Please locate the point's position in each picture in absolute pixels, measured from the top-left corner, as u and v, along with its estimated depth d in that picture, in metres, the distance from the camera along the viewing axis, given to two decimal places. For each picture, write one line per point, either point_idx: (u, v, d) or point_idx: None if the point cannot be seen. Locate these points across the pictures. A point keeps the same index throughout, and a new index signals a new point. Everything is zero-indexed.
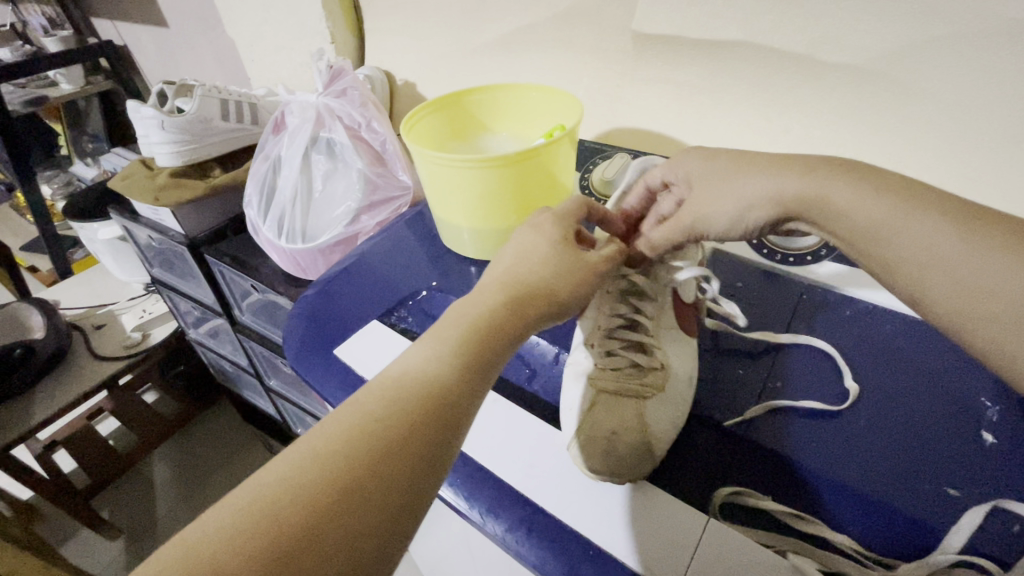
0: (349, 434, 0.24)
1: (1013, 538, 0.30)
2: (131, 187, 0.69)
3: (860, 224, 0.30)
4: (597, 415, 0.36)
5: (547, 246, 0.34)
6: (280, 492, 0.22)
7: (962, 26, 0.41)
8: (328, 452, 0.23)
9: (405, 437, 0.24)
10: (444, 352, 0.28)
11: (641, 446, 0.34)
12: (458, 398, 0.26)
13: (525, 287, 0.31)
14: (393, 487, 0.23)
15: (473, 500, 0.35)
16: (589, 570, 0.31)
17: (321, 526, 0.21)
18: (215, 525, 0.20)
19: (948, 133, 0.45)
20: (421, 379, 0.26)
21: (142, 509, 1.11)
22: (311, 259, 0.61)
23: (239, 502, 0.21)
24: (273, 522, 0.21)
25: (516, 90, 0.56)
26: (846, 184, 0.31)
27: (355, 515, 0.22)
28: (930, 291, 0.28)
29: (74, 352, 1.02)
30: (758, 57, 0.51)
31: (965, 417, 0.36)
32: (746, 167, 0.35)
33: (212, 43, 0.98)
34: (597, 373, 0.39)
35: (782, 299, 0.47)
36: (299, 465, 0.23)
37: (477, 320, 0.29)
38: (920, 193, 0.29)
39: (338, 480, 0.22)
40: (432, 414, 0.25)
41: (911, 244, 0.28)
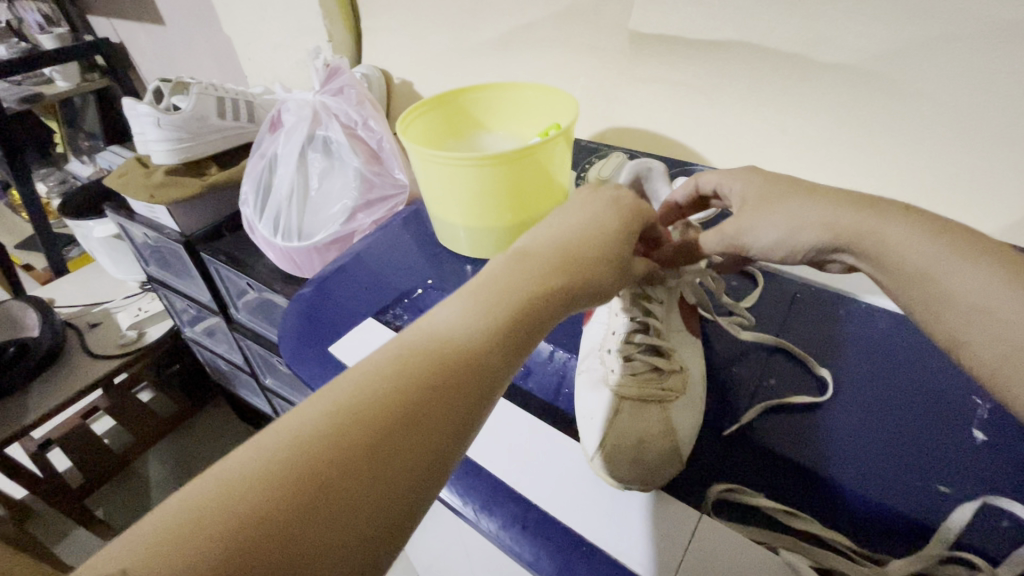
0: (377, 391, 0.22)
1: (1002, 536, 0.30)
2: (126, 184, 0.69)
3: (907, 261, 0.29)
4: (623, 423, 0.36)
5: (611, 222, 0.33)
6: (308, 438, 0.20)
7: (955, 27, 0.42)
8: (356, 407, 0.21)
9: (435, 399, 0.23)
10: (482, 315, 0.26)
11: (670, 451, 0.34)
12: (491, 364, 0.25)
13: (576, 260, 0.30)
14: (420, 450, 0.21)
15: (468, 497, 0.36)
16: (583, 568, 0.31)
17: (349, 486, 0.19)
18: (254, 467, 0.19)
19: (942, 133, 0.46)
20: (456, 341, 0.25)
21: (136, 508, 1.11)
22: (307, 257, 0.61)
23: (264, 454, 0.19)
24: (301, 474, 0.19)
25: (512, 87, 0.56)
26: (902, 223, 0.30)
27: (381, 478, 0.20)
28: (974, 344, 0.27)
29: (68, 350, 1.02)
30: (753, 57, 0.51)
31: (956, 416, 0.36)
32: (799, 195, 0.33)
33: (208, 41, 0.98)
34: (617, 380, 0.39)
35: (777, 298, 0.47)
36: (327, 417, 0.21)
37: (516, 286, 0.28)
38: (981, 245, 0.28)
39: (367, 438, 0.21)
40: (462, 377, 0.24)
41: (958, 289, 0.27)
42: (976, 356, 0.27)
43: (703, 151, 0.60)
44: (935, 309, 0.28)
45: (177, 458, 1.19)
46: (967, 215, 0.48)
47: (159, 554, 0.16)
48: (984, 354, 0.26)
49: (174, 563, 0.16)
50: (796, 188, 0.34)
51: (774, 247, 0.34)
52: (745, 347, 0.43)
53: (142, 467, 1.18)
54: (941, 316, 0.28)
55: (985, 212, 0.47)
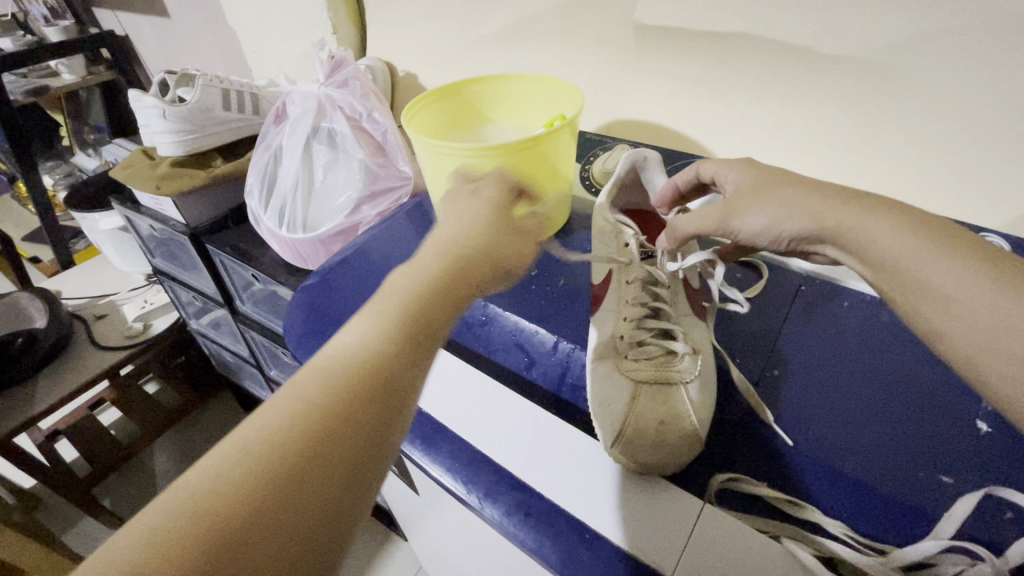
0: (280, 426, 0.20)
1: (1006, 526, 0.30)
2: (132, 175, 0.69)
3: (886, 254, 0.29)
4: (641, 407, 0.36)
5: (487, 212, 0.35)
6: (199, 495, 0.18)
7: (962, 19, 0.41)
8: (254, 445, 0.19)
9: (346, 411, 0.21)
10: (386, 323, 0.24)
11: (687, 431, 0.34)
12: (404, 366, 0.24)
13: (466, 264, 0.29)
14: (335, 478, 0.20)
15: (472, 486, 0.37)
16: (585, 555, 0.33)
17: (253, 541, 0.18)
18: (138, 544, 0.17)
19: (949, 126, 0.45)
20: (366, 347, 0.23)
21: (143, 497, 1.12)
22: (312, 248, 0.61)
23: (150, 525, 0.17)
24: (196, 537, 0.17)
25: (517, 79, 0.56)
26: (883, 215, 0.30)
27: (300, 508, 0.19)
28: (951, 335, 0.26)
29: (75, 342, 1.03)
30: (759, 49, 0.51)
31: (960, 407, 0.36)
32: (789, 187, 0.34)
33: (213, 33, 0.98)
34: (632, 365, 0.39)
35: (781, 289, 0.47)
36: (220, 471, 0.19)
37: (409, 294, 0.26)
38: (960, 237, 0.28)
39: (273, 470, 0.19)
40: (376, 386, 0.22)
41: (935, 279, 0.27)
42: (948, 345, 0.27)
43: (708, 144, 0.60)
44: (910, 298, 0.28)
45: (182, 450, 1.20)
46: (973, 209, 0.48)
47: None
48: (955, 343, 0.26)
49: None
50: (787, 181, 0.34)
51: (761, 236, 0.35)
52: (755, 337, 0.43)
53: (148, 458, 1.19)
54: (916, 305, 0.28)
55: (991, 206, 0.47)
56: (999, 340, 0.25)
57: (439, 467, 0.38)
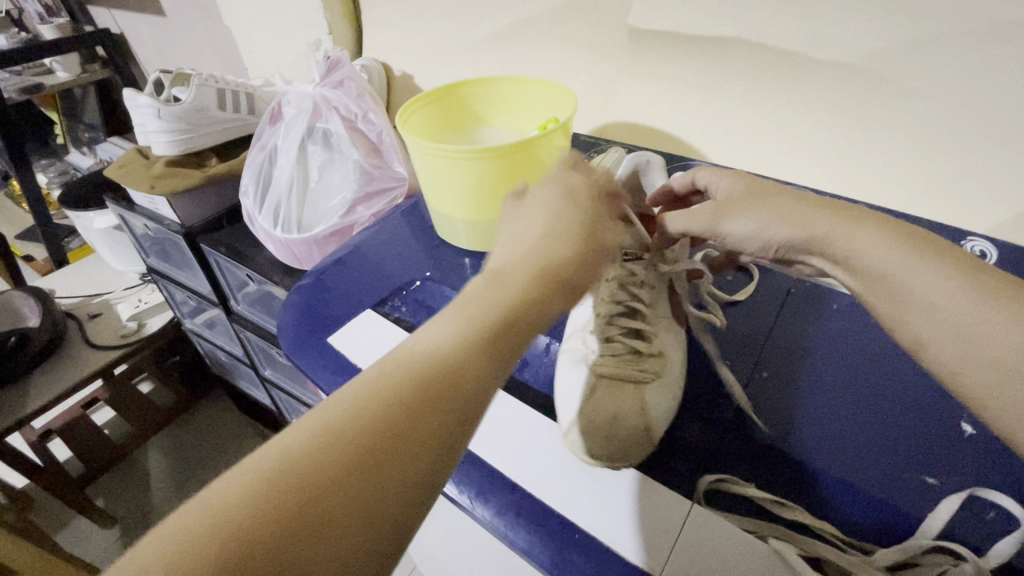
0: (366, 410, 0.22)
1: (988, 525, 0.30)
2: (126, 174, 0.69)
3: (871, 264, 0.30)
4: (597, 401, 0.36)
5: (575, 215, 0.32)
6: (297, 465, 0.20)
7: (951, 26, 0.42)
8: (335, 430, 0.21)
9: (424, 417, 0.22)
10: (469, 324, 0.25)
11: (641, 431, 0.35)
12: (483, 376, 0.24)
13: (547, 267, 0.29)
14: (403, 472, 0.21)
15: (463, 486, 0.36)
16: (576, 557, 0.32)
17: (332, 511, 0.19)
18: (239, 498, 0.19)
19: (938, 131, 0.46)
20: (448, 349, 0.24)
21: (137, 497, 1.11)
22: (306, 248, 0.61)
23: (251, 483, 0.19)
24: (286, 493, 0.19)
25: (511, 82, 0.57)
26: (868, 228, 0.30)
27: (372, 501, 0.20)
28: (935, 342, 0.27)
29: (68, 341, 1.02)
30: (751, 54, 0.51)
31: (946, 409, 0.37)
32: (778, 197, 0.34)
33: (209, 33, 0.98)
34: (597, 359, 0.39)
35: (771, 292, 0.47)
36: (313, 437, 0.21)
37: (489, 298, 0.27)
38: (941, 249, 0.28)
39: (354, 459, 0.20)
40: (452, 394, 0.23)
41: (920, 288, 0.28)
42: (933, 353, 0.27)
43: (702, 147, 0.60)
44: (894, 305, 0.29)
45: (177, 449, 1.20)
46: (962, 212, 0.48)
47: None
48: (939, 349, 0.27)
49: None
50: (777, 190, 0.34)
51: (750, 241, 0.35)
52: (743, 340, 0.44)
53: (142, 457, 1.18)
54: (900, 313, 0.28)
55: (980, 209, 0.47)
56: (980, 348, 0.25)
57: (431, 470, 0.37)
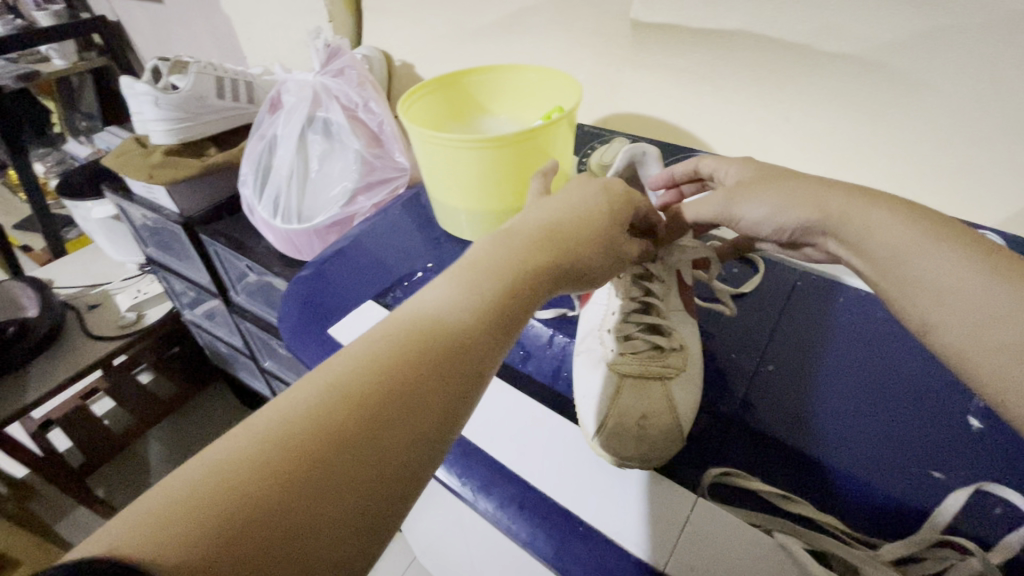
0: (367, 378, 0.21)
1: (995, 521, 0.30)
2: (125, 163, 0.68)
3: (883, 247, 0.29)
4: (624, 401, 0.36)
5: (602, 202, 0.34)
6: (301, 418, 0.20)
7: (963, 18, 0.41)
8: (337, 386, 0.21)
9: (424, 381, 0.22)
10: (468, 295, 0.26)
11: (671, 428, 0.35)
12: (479, 345, 0.25)
13: (557, 264, 0.30)
14: (401, 444, 0.21)
15: (466, 478, 0.36)
16: (580, 549, 0.32)
17: (330, 475, 0.19)
18: (245, 448, 0.18)
19: (948, 124, 0.45)
20: (448, 318, 0.25)
21: (137, 488, 1.11)
22: (307, 239, 0.61)
23: (258, 431, 0.19)
24: (287, 456, 0.18)
25: (515, 71, 0.56)
26: (881, 209, 0.30)
27: (372, 459, 0.20)
28: (944, 326, 0.26)
29: (67, 331, 1.02)
30: (758, 46, 0.51)
31: (952, 403, 0.36)
32: (789, 179, 0.34)
33: (206, 20, 0.96)
34: (617, 357, 0.39)
35: (777, 285, 0.47)
36: (315, 401, 0.20)
37: (490, 272, 0.27)
38: (954, 231, 0.28)
39: (359, 416, 0.20)
40: (448, 359, 0.23)
41: (930, 271, 0.27)
42: (940, 338, 0.27)
43: (707, 139, 0.60)
44: (904, 290, 0.28)
45: (177, 440, 1.19)
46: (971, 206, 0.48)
47: (156, 517, 0.16)
48: (947, 334, 0.26)
49: (164, 536, 0.16)
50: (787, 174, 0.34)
51: (762, 224, 0.35)
52: (749, 333, 0.43)
53: (142, 448, 1.18)
54: (911, 296, 0.28)
55: (989, 203, 0.47)
56: (986, 331, 0.25)
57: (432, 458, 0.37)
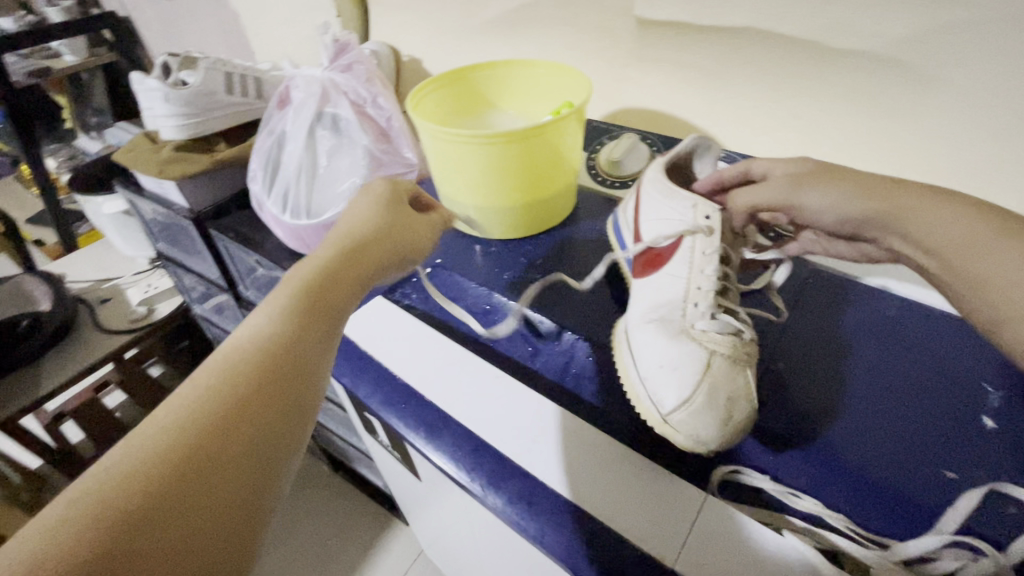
0: (195, 408, 0.24)
1: (1009, 522, 0.30)
2: (135, 159, 0.69)
3: (950, 246, 0.31)
4: (719, 378, 0.34)
5: (370, 206, 0.38)
6: (134, 471, 0.21)
7: (981, 12, 0.40)
8: (172, 427, 0.23)
9: (255, 396, 0.25)
10: (276, 317, 0.28)
11: (754, 411, 0.34)
12: (300, 354, 0.28)
13: (363, 247, 0.35)
14: (243, 445, 0.24)
15: (475, 473, 0.36)
16: (587, 545, 0.32)
17: (172, 499, 0.21)
18: (78, 514, 0.20)
19: (964, 120, 0.44)
20: (269, 341, 0.27)
21: None
22: (316, 234, 0.61)
23: (90, 494, 0.20)
24: (121, 500, 0.20)
25: (523, 65, 0.55)
26: (948, 210, 0.31)
27: (217, 476, 0.23)
28: (1018, 327, 0.29)
29: (79, 325, 1.03)
30: (768, 41, 0.50)
31: (964, 401, 0.36)
32: (850, 175, 0.35)
33: (215, 16, 0.97)
34: (703, 333, 0.36)
35: (789, 281, 0.46)
36: (142, 444, 0.22)
37: (297, 294, 0.30)
38: (1021, 231, 0.29)
39: (194, 448, 0.23)
40: (274, 371, 0.26)
41: (1000, 270, 0.29)
42: (1017, 339, 0.29)
43: (717, 134, 0.59)
44: (974, 287, 0.30)
45: None
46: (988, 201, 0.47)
47: None
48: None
49: None
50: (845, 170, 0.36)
51: (825, 215, 0.36)
52: (762, 330, 0.43)
53: None
54: (982, 292, 0.30)
55: (1007, 199, 0.46)
56: None
57: (444, 456, 0.38)
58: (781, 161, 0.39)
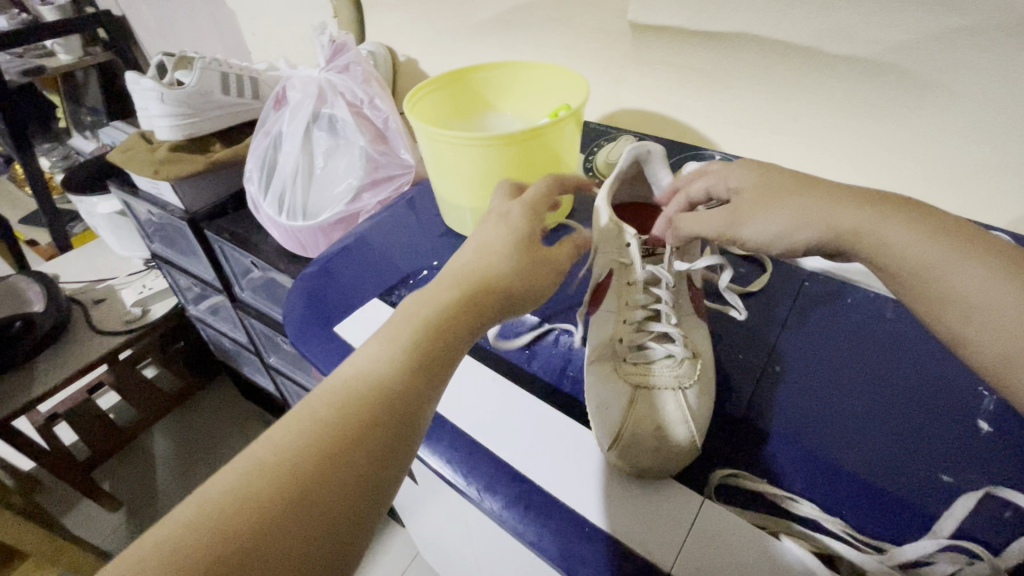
0: (300, 442, 0.23)
1: (1004, 525, 0.30)
2: (130, 159, 0.69)
3: (906, 265, 0.29)
4: (638, 412, 0.36)
5: (506, 239, 0.34)
6: (239, 497, 0.21)
7: (977, 20, 0.40)
8: (279, 454, 0.22)
9: (361, 434, 0.23)
10: (392, 347, 0.27)
11: (687, 438, 0.34)
12: (412, 393, 0.26)
13: (473, 288, 0.31)
14: (342, 494, 0.22)
15: (472, 477, 0.36)
16: (586, 550, 0.32)
17: (263, 548, 0.20)
18: (186, 532, 0.19)
19: (960, 124, 0.45)
20: (382, 374, 0.26)
21: (143, 482, 1.12)
22: (312, 235, 0.60)
23: (196, 514, 0.20)
24: (213, 541, 0.19)
25: (521, 67, 0.55)
26: (903, 225, 0.30)
27: (318, 515, 0.21)
28: (976, 342, 0.27)
29: (73, 326, 1.02)
30: (764, 46, 0.50)
31: (960, 406, 0.36)
32: (797, 194, 0.33)
33: (210, 15, 0.96)
34: (629, 370, 0.39)
35: (785, 285, 0.46)
36: (245, 477, 0.21)
37: (417, 323, 0.28)
38: (978, 242, 0.28)
39: (299, 480, 0.21)
40: (385, 408, 0.25)
41: (961, 287, 0.27)
42: (973, 356, 0.27)
43: (714, 136, 0.59)
44: (931, 306, 0.29)
45: (182, 435, 1.20)
46: (982, 203, 0.47)
47: None
48: (980, 351, 0.27)
49: None
50: (795, 188, 0.33)
51: (770, 243, 0.34)
52: (758, 333, 0.43)
53: (147, 441, 1.19)
54: (936, 308, 0.28)
55: (1002, 201, 0.46)
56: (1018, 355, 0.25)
57: (437, 457, 0.37)
58: (736, 170, 0.36)
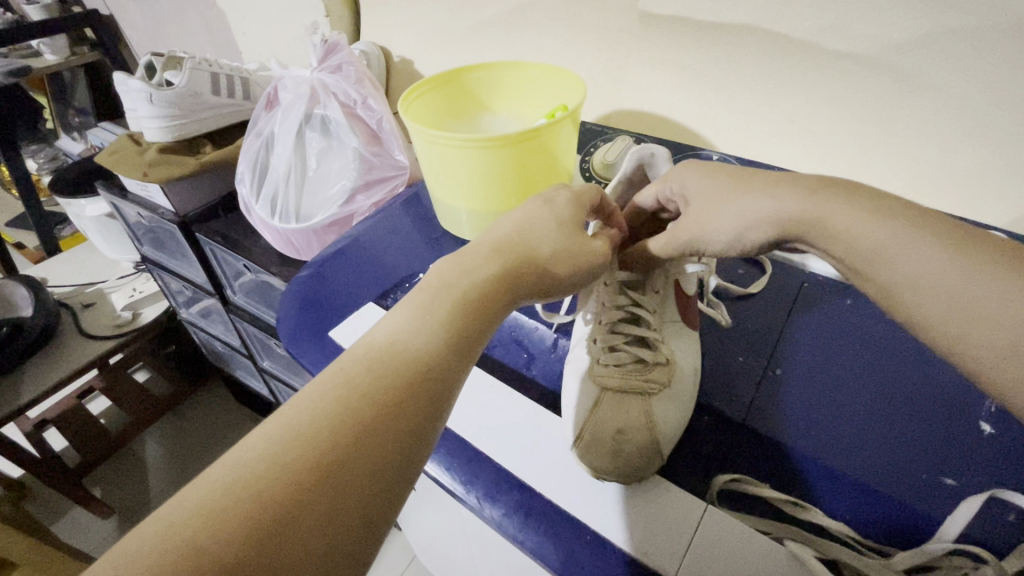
0: (330, 412, 0.23)
1: (1008, 529, 0.30)
2: (118, 162, 0.67)
3: (857, 251, 0.27)
4: (602, 414, 0.35)
5: (552, 226, 0.34)
6: (267, 468, 0.21)
7: (977, 19, 0.40)
8: (308, 424, 0.22)
9: (389, 410, 0.24)
10: (424, 322, 0.27)
11: (647, 444, 0.33)
12: (442, 372, 0.26)
13: (514, 269, 0.31)
14: (372, 467, 0.22)
15: (471, 485, 0.35)
16: (588, 558, 0.31)
17: (294, 515, 0.20)
18: (217, 497, 0.20)
19: (958, 127, 0.45)
20: (411, 352, 0.26)
21: (134, 487, 1.10)
22: (305, 239, 0.60)
23: (227, 481, 0.20)
24: (252, 507, 0.19)
25: (517, 68, 0.55)
26: (845, 204, 0.28)
27: (347, 488, 0.21)
28: (927, 325, 0.25)
29: (62, 330, 1.01)
30: (763, 41, 0.50)
31: (962, 409, 0.36)
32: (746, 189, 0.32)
33: (199, 15, 0.95)
34: (600, 369, 0.38)
35: (784, 289, 0.46)
36: (281, 442, 0.21)
37: (448, 300, 0.28)
38: (915, 215, 0.26)
39: (327, 452, 0.22)
40: (412, 385, 0.25)
41: (906, 270, 0.25)
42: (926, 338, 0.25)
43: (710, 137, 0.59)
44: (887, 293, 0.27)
45: (174, 440, 1.18)
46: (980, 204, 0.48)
47: None
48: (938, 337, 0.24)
49: None
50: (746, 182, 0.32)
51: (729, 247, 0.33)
52: (756, 335, 0.43)
53: (139, 447, 1.18)
54: (892, 300, 0.26)
55: (999, 204, 0.46)
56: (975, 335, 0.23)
57: (435, 465, 0.36)
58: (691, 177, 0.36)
